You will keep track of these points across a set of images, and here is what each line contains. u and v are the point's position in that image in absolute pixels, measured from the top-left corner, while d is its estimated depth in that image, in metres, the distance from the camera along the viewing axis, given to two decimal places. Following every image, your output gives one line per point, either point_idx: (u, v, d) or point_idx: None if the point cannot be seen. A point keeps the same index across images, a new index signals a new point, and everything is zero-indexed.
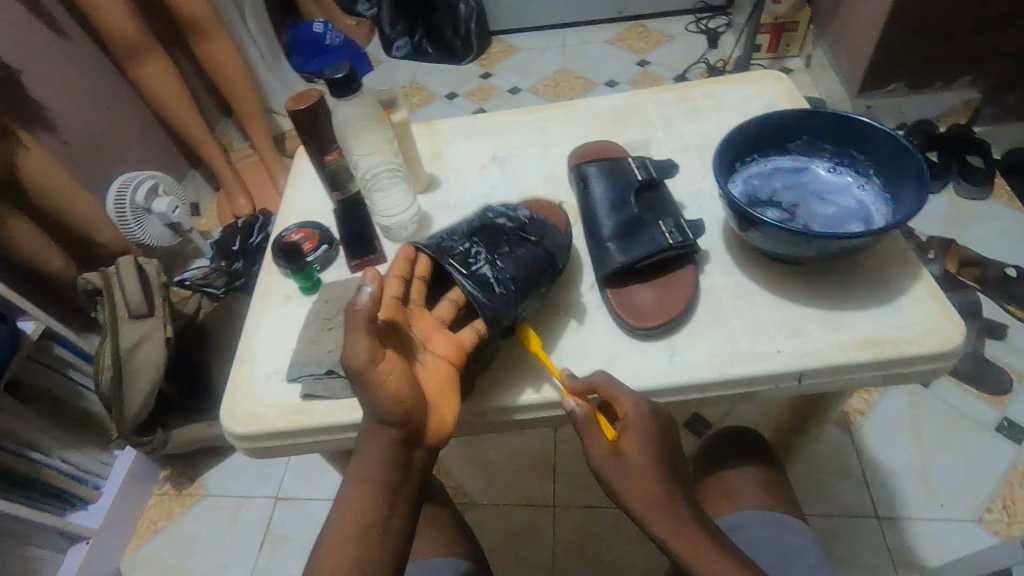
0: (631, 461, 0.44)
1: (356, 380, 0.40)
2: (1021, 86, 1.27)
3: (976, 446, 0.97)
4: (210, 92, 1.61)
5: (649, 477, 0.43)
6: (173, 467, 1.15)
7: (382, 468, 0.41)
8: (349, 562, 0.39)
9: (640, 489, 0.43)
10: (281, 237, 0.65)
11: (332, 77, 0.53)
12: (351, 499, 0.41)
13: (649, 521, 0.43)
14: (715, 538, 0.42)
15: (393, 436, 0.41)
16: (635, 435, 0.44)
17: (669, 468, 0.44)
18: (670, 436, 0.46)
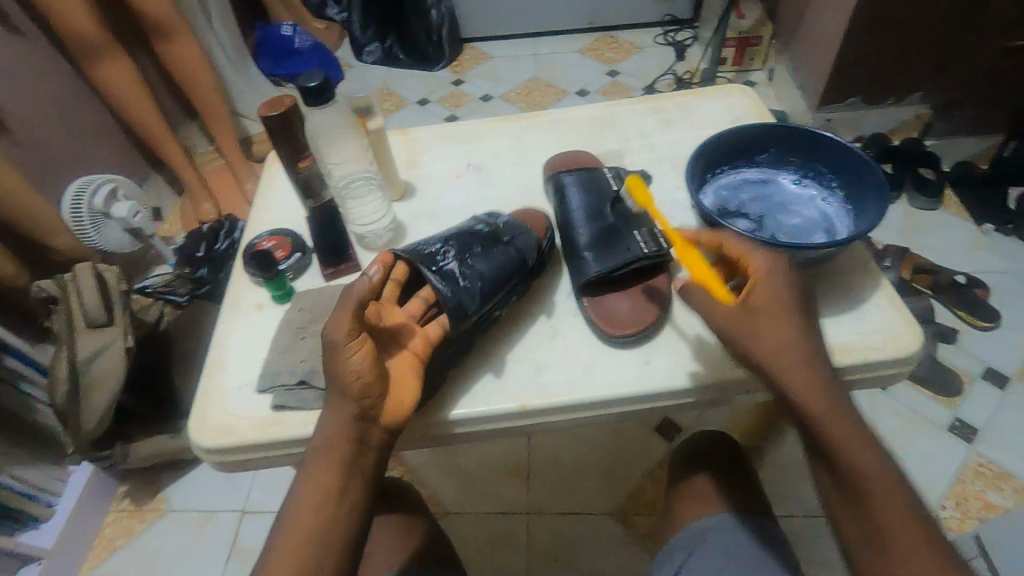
0: (772, 322, 0.44)
1: (328, 356, 0.42)
2: (968, 102, 1.34)
3: (931, 445, 1.02)
4: (175, 94, 1.57)
5: (790, 344, 0.44)
6: (133, 482, 1.10)
7: (341, 444, 0.42)
8: (309, 527, 0.40)
9: (787, 349, 0.44)
10: (251, 245, 0.63)
11: (304, 85, 0.52)
12: (314, 473, 0.42)
13: (790, 380, 0.43)
14: (848, 406, 0.43)
15: (356, 412, 0.42)
16: (774, 298, 0.45)
17: (807, 335, 0.45)
18: (807, 305, 0.46)
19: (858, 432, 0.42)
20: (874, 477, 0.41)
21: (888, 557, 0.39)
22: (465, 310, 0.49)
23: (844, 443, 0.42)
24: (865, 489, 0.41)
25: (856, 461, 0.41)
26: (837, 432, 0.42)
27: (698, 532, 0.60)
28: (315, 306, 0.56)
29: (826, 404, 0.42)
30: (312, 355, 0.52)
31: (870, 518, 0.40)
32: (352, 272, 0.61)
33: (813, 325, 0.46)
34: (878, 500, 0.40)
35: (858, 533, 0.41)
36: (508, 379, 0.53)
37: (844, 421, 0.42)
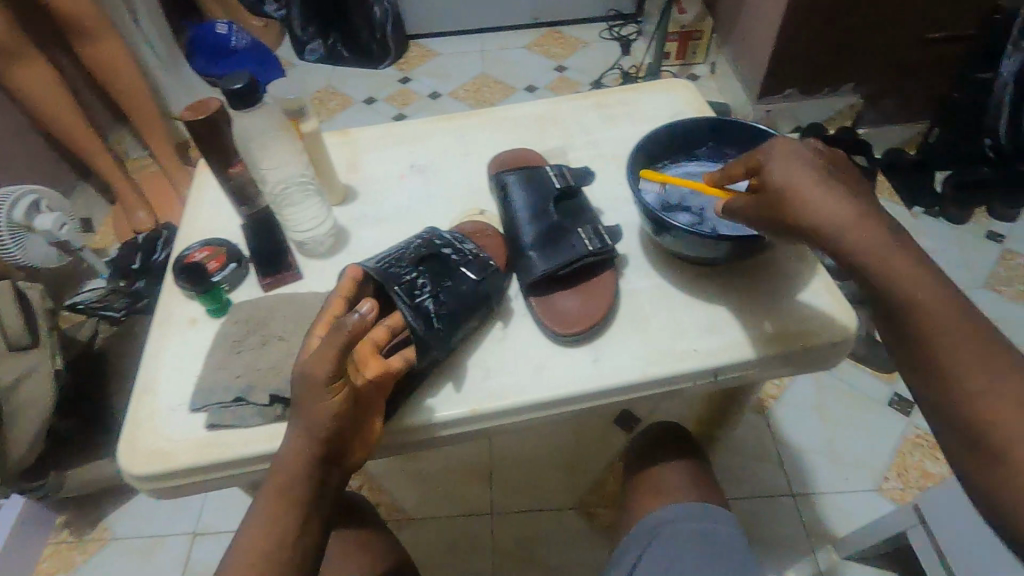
0: (802, 187, 0.42)
1: (307, 392, 0.42)
2: (895, 92, 1.41)
3: (873, 420, 1.07)
4: (101, 97, 1.48)
5: (813, 189, 0.41)
6: (72, 511, 1.04)
7: (300, 480, 0.42)
8: (263, 555, 0.40)
9: (825, 200, 0.41)
10: (182, 257, 0.60)
11: (230, 88, 0.50)
12: (269, 506, 0.42)
13: (815, 220, 0.41)
14: (908, 244, 0.39)
15: (318, 451, 0.43)
16: (794, 166, 0.43)
17: (848, 188, 0.42)
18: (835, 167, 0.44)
19: (921, 269, 0.38)
20: (940, 314, 0.37)
21: (964, 395, 0.35)
22: (429, 350, 0.49)
23: (903, 283, 0.38)
24: (931, 329, 0.37)
25: (920, 299, 0.37)
26: (893, 274, 0.38)
27: (654, 524, 0.61)
28: (252, 318, 0.54)
29: (874, 246, 0.39)
30: (249, 370, 0.50)
31: (937, 359, 0.36)
32: (292, 281, 0.59)
33: (850, 181, 0.43)
34: (945, 338, 0.36)
35: (923, 379, 0.37)
36: (456, 384, 0.52)
37: (900, 261, 0.38)
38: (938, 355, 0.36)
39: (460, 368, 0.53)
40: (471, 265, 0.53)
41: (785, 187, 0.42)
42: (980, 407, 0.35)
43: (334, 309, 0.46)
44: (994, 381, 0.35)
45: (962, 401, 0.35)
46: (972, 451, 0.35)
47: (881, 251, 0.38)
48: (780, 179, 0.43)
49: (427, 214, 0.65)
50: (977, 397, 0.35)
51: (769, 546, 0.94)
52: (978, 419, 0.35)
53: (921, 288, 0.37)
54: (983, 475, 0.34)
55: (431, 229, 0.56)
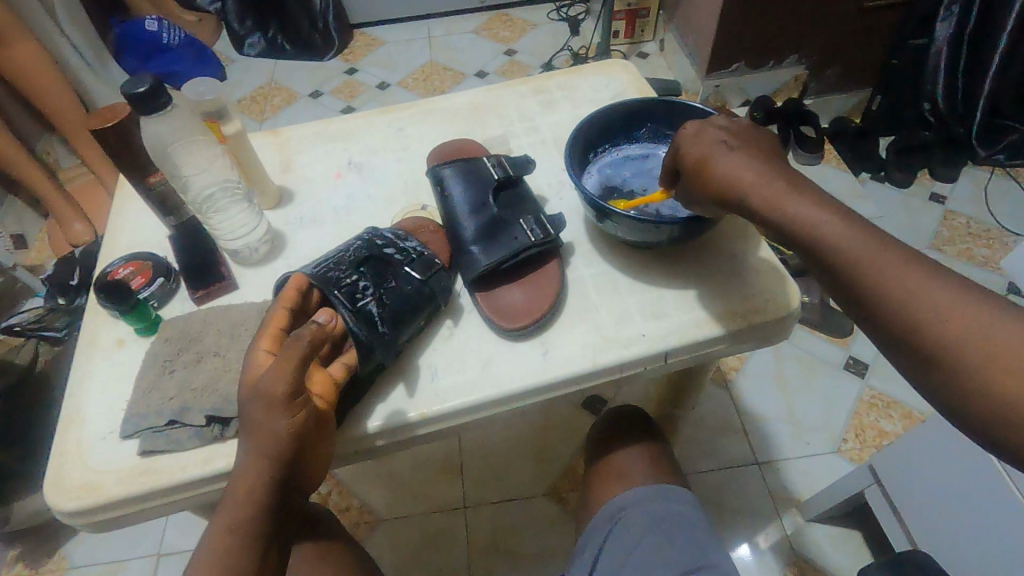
0: (711, 159, 0.45)
1: (267, 410, 0.40)
2: (837, 61, 1.43)
3: (829, 384, 1.10)
4: (23, 105, 1.39)
5: (714, 154, 0.46)
6: (24, 544, 0.99)
7: (255, 509, 0.41)
8: None
9: (728, 168, 0.44)
10: (105, 274, 0.56)
11: (133, 91, 0.47)
12: (217, 536, 0.40)
13: (725, 183, 0.44)
14: (805, 187, 0.42)
15: (275, 474, 0.41)
16: (706, 141, 0.47)
17: (749, 151, 0.45)
18: (743, 134, 0.47)
19: (818, 205, 0.40)
20: (847, 237, 0.38)
21: (889, 307, 0.36)
22: (373, 353, 0.47)
23: (806, 222, 0.40)
24: (842, 254, 0.38)
25: (823, 231, 0.39)
26: (795, 217, 0.40)
27: (617, 508, 0.61)
28: (183, 336, 0.51)
29: (772, 197, 0.42)
30: (181, 390, 0.47)
31: (855, 283, 0.37)
32: (226, 292, 0.56)
33: (756, 144, 0.46)
34: (856, 260, 0.37)
35: (852, 306, 0.38)
36: (407, 386, 0.50)
37: (797, 203, 0.41)
38: (854, 277, 0.37)
39: (414, 369, 0.51)
40: (415, 263, 0.51)
41: (695, 163, 0.47)
42: (905, 315, 0.35)
43: (276, 322, 0.44)
44: (910, 286, 0.35)
45: (890, 315, 0.36)
46: (913, 360, 0.35)
47: (779, 199, 0.41)
48: (692, 157, 0.47)
49: (366, 212, 0.63)
50: (899, 307, 0.35)
51: (737, 515, 0.96)
52: (906, 328, 0.35)
53: (832, 223, 0.39)
54: (945, 393, 0.34)
55: (371, 229, 0.54)
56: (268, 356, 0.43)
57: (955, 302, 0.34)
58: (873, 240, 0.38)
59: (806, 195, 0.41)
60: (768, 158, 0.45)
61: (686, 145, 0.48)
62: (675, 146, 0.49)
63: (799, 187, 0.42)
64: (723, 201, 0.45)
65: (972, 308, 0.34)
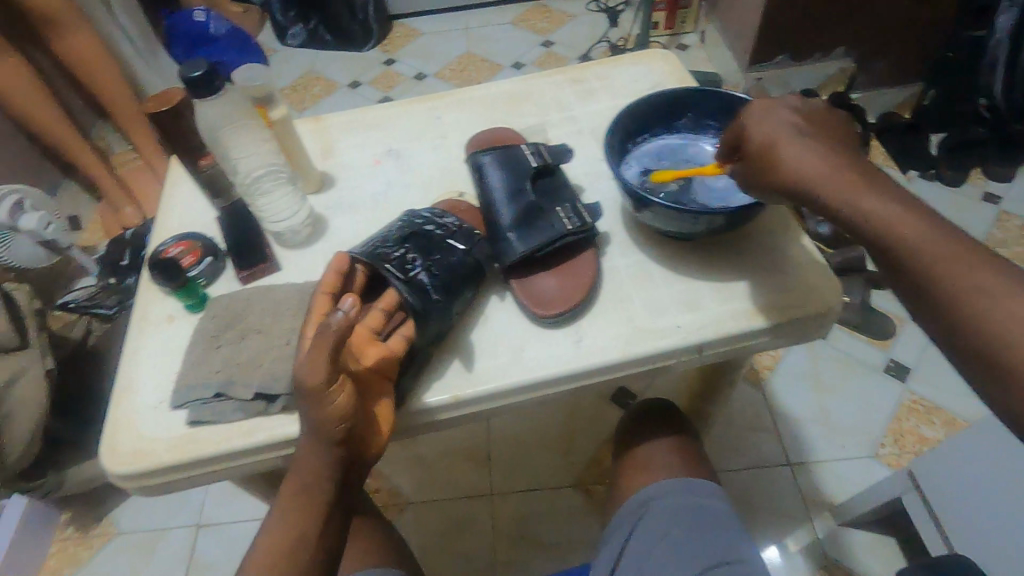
0: (774, 144, 0.44)
1: (309, 399, 0.42)
2: (888, 54, 1.38)
3: (868, 388, 1.07)
4: (80, 92, 1.45)
5: (780, 136, 0.44)
6: (75, 508, 1.05)
7: (318, 479, 0.44)
8: (288, 549, 0.43)
9: (796, 155, 0.43)
10: (156, 252, 0.59)
11: (187, 75, 0.49)
12: (288, 503, 0.44)
13: (786, 169, 0.43)
14: (881, 183, 0.40)
15: (332, 452, 0.44)
16: (773, 124, 0.45)
17: (821, 141, 0.43)
18: (813, 121, 0.45)
19: (896, 204, 0.39)
20: (927, 241, 0.37)
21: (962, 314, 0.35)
22: (427, 320, 0.48)
23: (883, 221, 0.39)
24: (914, 253, 0.37)
25: (902, 231, 0.38)
26: (870, 214, 0.39)
27: (645, 499, 0.61)
28: (230, 313, 0.53)
29: (845, 191, 0.40)
30: (226, 365, 0.49)
31: (930, 285, 0.36)
32: (270, 273, 0.58)
33: (826, 132, 0.44)
34: (934, 264, 0.36)
35: (923, 310, 0.37)
36: (466, 362, 0.52)
37: (876, 200, 0.39)
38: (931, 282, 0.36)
39: (464, 347, 0.52)
40: (457, 236, 0.52)
41: (758, 148, 0.45)
42: (979, 323, 0.34)
43: (319, 309, 0.46)
44: (989, 294, 0.34)
45: (963, 323, 0.35)
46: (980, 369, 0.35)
47: (853, 194, 0.40)
48: (757, 140, 0.45)
49: (404, 198, 0.64)
50: (975, 314, 0.35)
51: (768, 515, 0.94)
52: (980, 337, 0.34)
53: (906, 220, 0.38)
54: (1004, 401, 0.34)
55: (409, 211, 0.55)
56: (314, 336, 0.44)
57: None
58: (952, 245, 0.37)
59: (878, 188, 0.40)
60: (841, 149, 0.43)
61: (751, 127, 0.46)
62: (738, 125, 0.48)
63: (871, 178, 0.41)
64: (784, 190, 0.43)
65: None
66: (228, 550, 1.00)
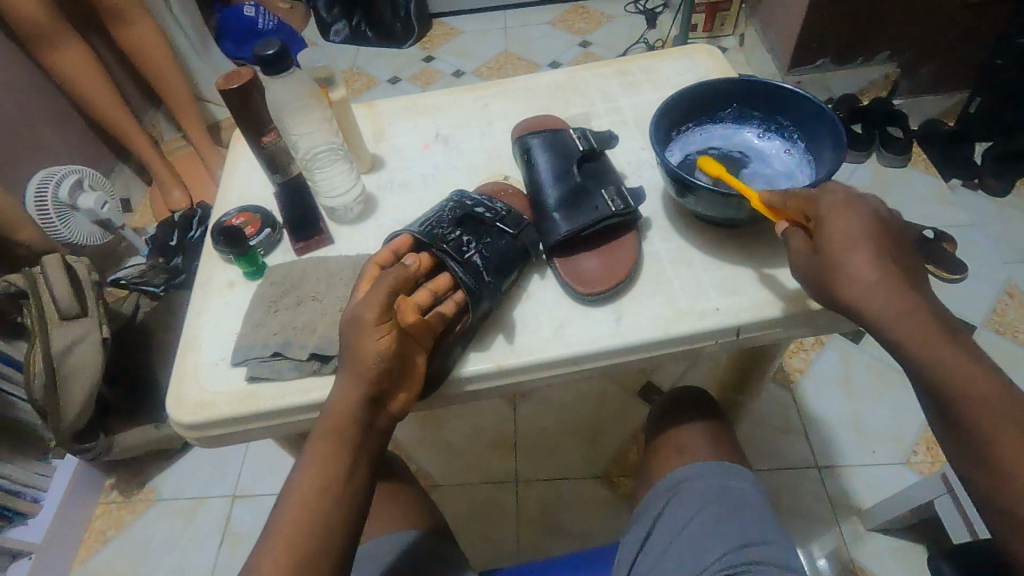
0: (850, 253, 0.42)
1: (354, 337, 0.44)
2: (933, 59, 1.36)
3: (904, 394, 1.05)
4: (137, 81, 1.53)
5: (866, 252, 0.42)
6: (120, 474, 1.11)
7: (348, 425, 0.44)
8: (318, 491, 0.42)
9: (871, 276, 0.42)
10: (219, 223, 0.63)
11: (262, 54, 0.52)
12: (320, 447, 0.43)
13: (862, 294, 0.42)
14: (955, 333, 0.40)
15: (368, 393, 0.44)
16: (846, 229, 0.43)
17: (891, 262, 0.42)
18: (886, 230, 0.43)
19: (957, 352, 0.40)
20: (982, 398, 0.38)
21: (1002, 470, 0.37)
22: (480, 299, 0.50)
23: (941, 370, 0.39)
24: (983, 422, 0.38)
25: (960, 385, 0.39)
26: (940, 365, 0.39)
27: (676, 481, 0.62)
28: (288, 281, 0.56)
29: (906, 327, 0.40)
30: (285, 328, 0.52)
31: (978, 440, 0.38)
32: (324, 246, 0.61)
33: (895, 245, 0.43)
34: (986, 419, 0.38)
35: (963, 457, 0.39)
36: (507, 336, 0.54)
37: (939, 344, 0.40)
38: (978, 434, 0.38)
39: (507, 320, 0.55)
40: (506, 220, 0.54)
41: (833, 251, 0.43)
42: (1014, 479, 0.37)
43: (369, 273, 0.48)
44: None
45: (1000, 474, 0.37)
46: (1005, 513, 0.37)
47: (927, 341, 0.40)
48: (833, 242, 0.43)
49: (451, 181, 0.66)
50: (1019, 471, 0.36)
51: (796, 517, 0.94)
52: (1010, 491, 0.37)
53: (982, 384, 0.38)
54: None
55: (458, 193, 0.57)
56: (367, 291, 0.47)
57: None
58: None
59: (955, 341, 0.40)
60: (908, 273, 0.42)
61: (824, 223, 0.44)
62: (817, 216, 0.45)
63: (948, 327, 0.40)
64: (842, 306, 0.43)
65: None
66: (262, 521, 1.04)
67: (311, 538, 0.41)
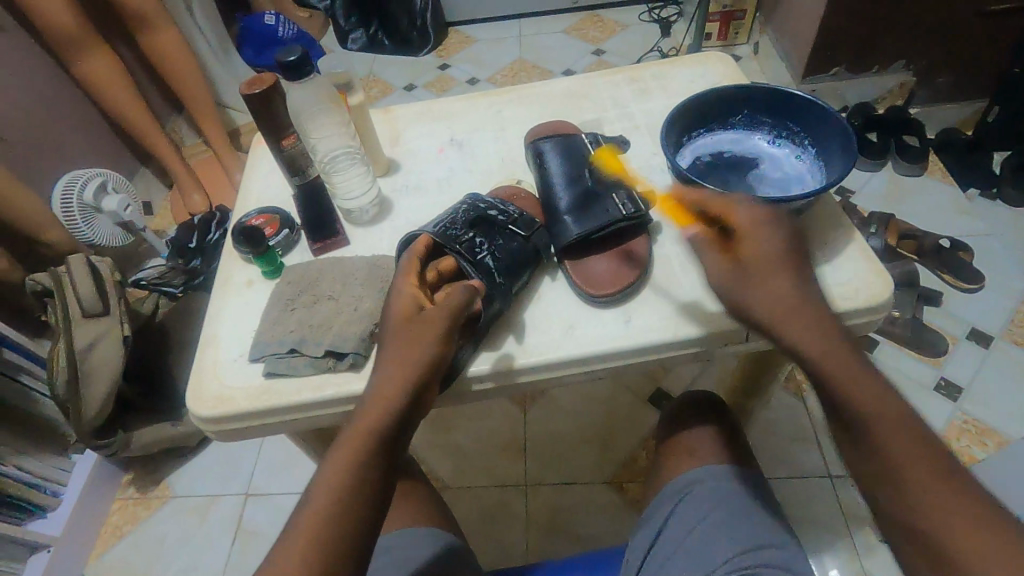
0: (766, 275, 0.45)
1: (416, 340, 0.46)
2: (950, 68, 1.35)
3: (918, 404, 1.04)
4: (160, 87, 1.57)
5: (780, 276, 0.45)
6: (137, 470, 1.13)
7: (387, 424, 0.45)
8: (347, 486, 0.42)
9: (785, 298, 0.45)
10: (240, 223, 0.65)
11: (284, 60, 0.53)
12: (351, 441, 0.44)
13: (773, 306, 0.45)
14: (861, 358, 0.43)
15: (411, 397, 0.45)
16: (769, 251, 0.46)
17: (803, 285, 0.45)
18: (800, 256, 0.47)
19: (859, 372, 0.42)
20: (884, 416, 0.41)
21: (902, 486, 0.39)
22: (493, 300, 0.51)
23: (852, 391, 0.42)
24: (886, 441, 0.40)
25: (864, 406, 0.41)
26: (848, 385, 0.42)
27: (685, 484, 0.62)
28: (305, 280, 0.58)
29: (822, 346, 0.43)
30: (302, 325, 0.54)
31: (881, 458, 0.40)
32: (340, 247, 0.63)
33: (807, 270, 0.47)
34: (883, 433, 0.40)
35: (870, 477, 0.41)
36: (516, 336, 0.55)
37: (849, 363, 0.42)
38: (881, 450, 0.40)
39: (519, 321, 0.55)
40: (518, 222, 0.55)
41: (751, 270, 0.46)
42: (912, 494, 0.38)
43: (409, 268, 0.50)
44: (926, 475, 0.38)
45: (901, 489, 0.39)
46: (906, 528, 0.39)
47: (838, 362, 0.42)
48: (749, 257, 0.46)
49: (465, 184, 0.68)
50: (916, 486, 0.38)
51: (808, 526, 0.93)
52: (912, 505, 0.39)
53: (880, 403, 0.41)
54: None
55: (471, 195, 0.58)
56: (415, 288, 0.49)
57: (953, 497, 0.38)
58: (922, 438, 0.40)
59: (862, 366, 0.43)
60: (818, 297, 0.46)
61: (743, 242, 0.47)
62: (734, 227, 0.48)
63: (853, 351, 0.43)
64: (757, 324, 0.46)
65: (968, 507, 0.37)
66: (275, 519, 1.05)
67: (332, 529, 0.40)
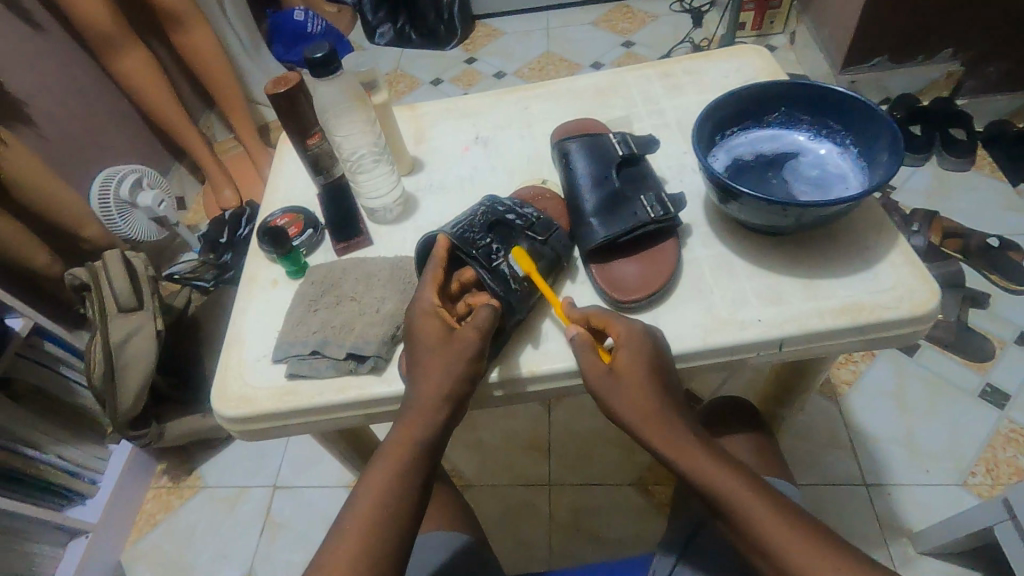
0: (633, 381, 0.45)
1: (451, 356, 0.46)
2: (1002, 56, 1.28)
3: (961, 412, 0.99)
4: (192, 84, 1.60)
5: (647, 390, 0.45)
6: (170, 460, 1.16)
7: (429, 434, 0.45)
8: (395, 494, 0.43)
9: (648, 400, 0.45)
10: (265, 223, 0.65)
11: (312, 56, 0.53)
12: (394, 449, 0.45)
13: (635, 413, 0.45)
14: (705, 444, 0.45)
15: (450, 408, 0.46)
16: (640, 365, 0.46)
17: (663, 391, 0.46)
18: (665, 363, 0.47)
19: (706, 454, 0.44)
20: (761, 509, 0.41)
21: (772, 552, 0.40)
22: (512, 306, 0.50)
23: (706, 477, 0.43)
24: (743, 516, 0.41)
25: (714, 485, 0.43)
26: (700, 469, 0.43)
27: None
28: (328, 281, 0.57)
29: (687, 453, 0.44)
30: (324, 326, 0.53)
31: (748, 532, 0.41)
32: (363, 247, 0.63)
33: (668, 376, 0.47)
34: (738, 507, 0.42)
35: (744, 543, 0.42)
36: (537, 342, 0.53)
37: (697, 457, 0.43)
38: (744, 525, 0.41)
39: (541, 328, 0.54)
40: (537, 227, 0.54)
41: (624, 381, 0.45)
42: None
43: (434, 279, 0.49)
44: (812, 554, 0.39)
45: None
46: None
47: (688, 453, 0.44)
48: (621, 370, 0.46)
49: (489, 183, 0.67)
50: (780, 545, 0.40)
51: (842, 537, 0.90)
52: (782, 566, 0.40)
53: (731, 482, 0.42)
54: None
55: (491, 198, 0.57)
56: (438, 304, 0.49)
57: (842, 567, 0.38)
58: (771, 505, 0.41)
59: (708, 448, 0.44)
60: (676, 400, 0.46)
61: (616, 354, 0.47)
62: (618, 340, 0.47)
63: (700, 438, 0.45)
64: (627, 429, 0.46)
65: (837, 554, 0.39)
66: (300, 512, 1.07)
67: (383, 532, 0.41)
